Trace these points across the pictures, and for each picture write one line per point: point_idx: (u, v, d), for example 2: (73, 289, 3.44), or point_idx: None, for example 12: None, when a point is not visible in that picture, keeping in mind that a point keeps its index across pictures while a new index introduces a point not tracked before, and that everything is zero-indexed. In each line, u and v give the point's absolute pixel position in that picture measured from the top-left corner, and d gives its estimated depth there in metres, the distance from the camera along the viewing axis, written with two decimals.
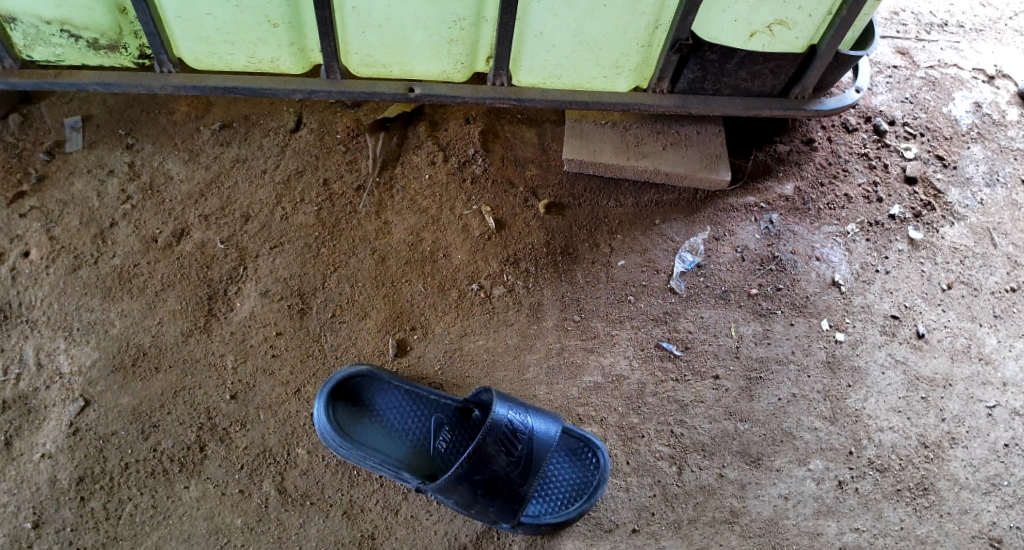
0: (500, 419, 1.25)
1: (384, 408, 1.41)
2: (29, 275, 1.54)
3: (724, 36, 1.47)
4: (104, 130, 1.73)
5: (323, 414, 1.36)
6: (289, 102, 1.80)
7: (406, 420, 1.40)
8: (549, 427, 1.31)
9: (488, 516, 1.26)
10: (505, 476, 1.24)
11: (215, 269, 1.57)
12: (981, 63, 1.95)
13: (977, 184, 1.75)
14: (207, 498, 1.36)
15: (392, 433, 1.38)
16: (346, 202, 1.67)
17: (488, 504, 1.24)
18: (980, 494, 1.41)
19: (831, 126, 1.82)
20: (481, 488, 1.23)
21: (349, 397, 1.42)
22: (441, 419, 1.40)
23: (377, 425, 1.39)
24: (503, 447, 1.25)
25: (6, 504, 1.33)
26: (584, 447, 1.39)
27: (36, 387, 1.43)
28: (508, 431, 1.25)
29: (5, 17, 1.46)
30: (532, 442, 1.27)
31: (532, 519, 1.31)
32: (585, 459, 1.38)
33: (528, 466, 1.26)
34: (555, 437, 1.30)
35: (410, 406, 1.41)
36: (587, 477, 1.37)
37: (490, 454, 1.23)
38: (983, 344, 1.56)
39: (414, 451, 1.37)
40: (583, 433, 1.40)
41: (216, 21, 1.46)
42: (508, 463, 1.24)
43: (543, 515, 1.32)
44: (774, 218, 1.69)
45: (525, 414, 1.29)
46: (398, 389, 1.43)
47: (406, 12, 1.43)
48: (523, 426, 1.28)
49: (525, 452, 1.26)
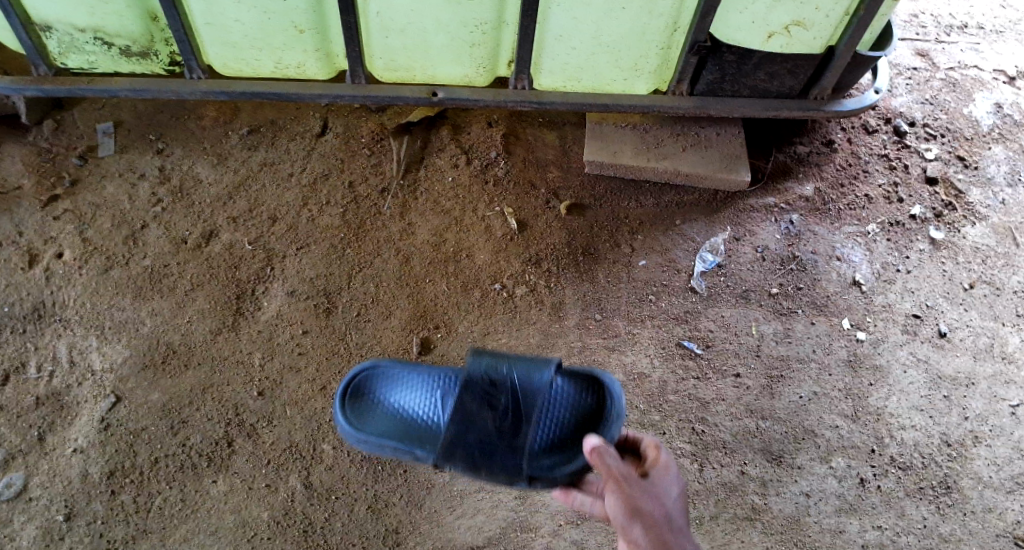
0: (473, 374, 1.16)
1: (395, 396, 1.24)
2: (63, 275, 1.58)
3: (742, 37, 1.49)
4: (135, 135, 1.78)
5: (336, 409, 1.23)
6: (314, 108, 1.84)
7: (417, 403, 1.22)
8: (534, 371, 1.15)
9: (496, 476, 1.09)
10: (493, 432, 1.11)
11: (243, 270, 1.61)
12: (1002, 64, 1.96)
13: (999, 184, 1.76)
14: (235, 492, 1.39)
15: (406, 415, 1.22)
16: (370, 204, 1.71)
17: (490, 464, 1.09)
18: (1006, 493, 1.41)
19: (851, 127, 1.83)
20: (475, 452, 1.10)
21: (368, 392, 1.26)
22: (447, 392, 1.21)
23: (390, 413, 1.22)
24: (484, 404, 1.13)
25: (39, 498, 1.36)
26: (589, 384, 1.19)
27: (69, 385, 1.47)
28: (483, 385, 1.14)
29: (41, 25, 1.51)
30: (514, 391, 1.13)
31: (548, 472, 1.10)
32: (593, 398, 1.17)
33: (516, 417, 1.11)
34: (542, 381, 1.13)
35: (430, 386, 1.24)
36: (603, 418, 1.14)
37: (472, 410, 1.13)
38: (1006, 343, 1.56)
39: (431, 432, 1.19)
40: (584, 369, 1.21)
41: (243, 27, 1.50)
42: (494, 417, 1.12)
43: (556, 466, 1.11)
44: (795, 219, 1.70)
45: (501, 365, 1.15)
46: (406, 374, 1.28)
47: (427, 17, 1.47)
48: (505, 376, 1.14)
49: (509, 403, 1.12)
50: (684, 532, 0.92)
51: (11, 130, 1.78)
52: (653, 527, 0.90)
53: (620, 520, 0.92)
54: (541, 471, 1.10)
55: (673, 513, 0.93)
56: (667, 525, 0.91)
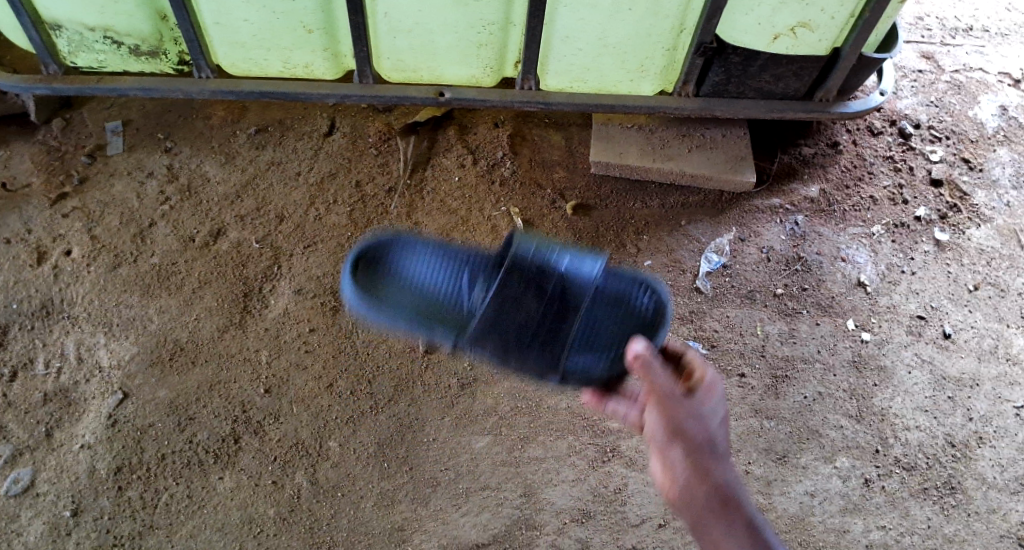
0: (521, 255, 1.10)
1: (415, 273, 1.21)
2: (71, 273, 1.59)
3: (748, 39, 1.50)
4: (143, 134, 1.79)
5: (348, 282, 1.20)
6: (322, 108, 1.86)
7: (441, 283, 1.20)
8: (584, 263, 1.12)
9: (529, 369, 1.12)
10: (532, 319, 1.09)
11: (251, 268, 1.62)
12: (1007, 67, 1.96)
13: (1004, 186, 1.76)
14: (241, 489, 1.39)
15: (423, 292, 1.19)
16: (377, 203, 1.71)
17: (524, 353, 1.10)
18: (1010, 494, 1.41)
19: (856, 130, 1.83)
20: (510, 337, 1.09)
21: (376, 261, 1.23)
22: (480, 275, 1.18)
23: (407, 291, 1.20)
24: (528, 288, 1.10)
25: (46, 493, 1.37)
26: (638, 285, 1.17)
27: (76, 382, 1.48)
28: (532, 268, 1.10)
29: (51, 24, 1.53)
30: (564, 280, 1.10)
31: (583, 372, 1.11)
32: (641, 299, 1.16)
33: (561, 308, 1.10)
34: (592, 276, 1.11)
35: (446, 263, 1.21)
36: (646, 322, 1.14)
37: (515, 296, 1.09)
38: (1011, 344, 1.56)
39: (449, 314, 1.16)
40: (632, 273, 1.19)
41: (251, 26, 1.51)
42: (539, 303, 1.09)
43: (592, 366, 1.12)
44: (800, 220, 1.70)
45: (554, 249, 1.12)
46: (431, 250, 1.24)
47: (435, 18, 1.48)
48: (552, 264, 1.11)
49: (557, 291, 1.10)
50: (728, 455, 0.91)
51: (21, 129, 1.79)
52: (692, 445, 0.89)
53: (659, 437, 0.92)
54: (577, 369, 1.11)
55: (717, 435, 0.92)
56: (707, 446, 0.90)
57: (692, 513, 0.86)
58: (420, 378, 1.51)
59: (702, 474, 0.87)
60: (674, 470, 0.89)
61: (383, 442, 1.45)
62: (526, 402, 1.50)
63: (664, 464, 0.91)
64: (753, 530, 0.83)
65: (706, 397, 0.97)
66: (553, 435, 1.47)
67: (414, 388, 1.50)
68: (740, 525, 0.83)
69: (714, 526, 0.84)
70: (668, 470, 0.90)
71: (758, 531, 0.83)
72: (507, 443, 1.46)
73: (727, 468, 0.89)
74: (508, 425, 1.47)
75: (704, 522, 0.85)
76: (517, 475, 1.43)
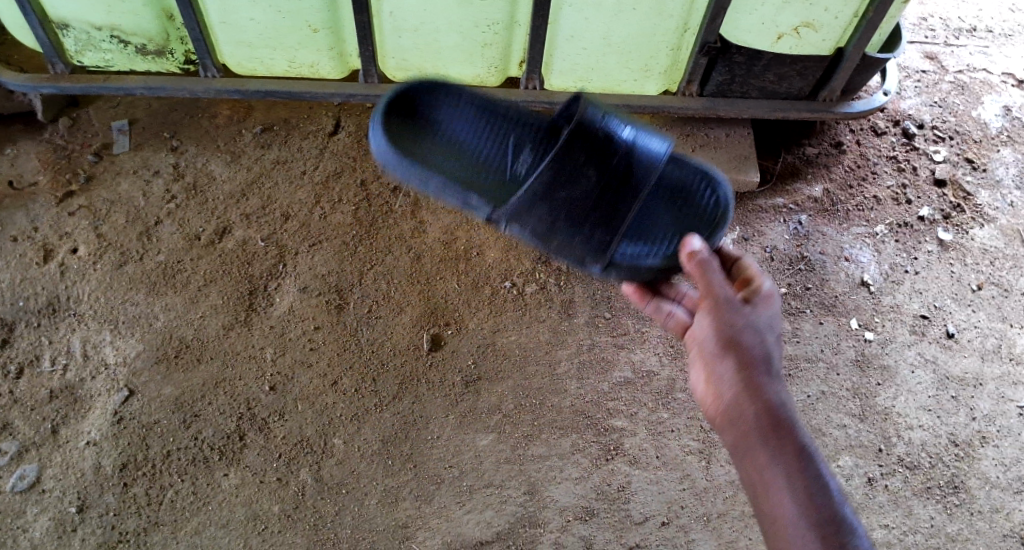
0: (591, 121, 1.15)
1: (456, 126, 1.30)
2: (77, 271, 1.60)
3: (752, 39, 1.51)
4: (149, 133, 1.80)
5: (378, 131, 1.21)
6: (327, 107, 1.86)
7: (480, 138, 1.29)
8: (649, 141, 1.18)
9: (574, 254, 1.14)
10: (591, 199, 1.13)
11: (256, 266, 1.63)
12: (1010, 68, 1.97)
13: (1007, 186, 1.77)
14: (246, 485, 1.40)
15: (461, 150, 1.27)
16: (382, 202, 1.73)
17: (572, 234, 1.13)
18: (1013, 493, 1.42)
19: (860, 130, 1.84)
20: (562, 210, 1.12)
21: (407, 115, 1.28)
22: (523, 138, 1.30)
23: (444, 141, 1.28)
24: (592, 158, 1.14)
25: (52, 490, 1.38)
26: (700, 178, 1.26)
27: (82, 378, 1.49)
28: (601, 136, 1.15)
29: (58, 23, 1.53)
30: (630, 155, 1.16)
31: (632, 261, 1.16)
32: (703, 193, 1.25)
33: (622, 181, 1.15)
34: (658, 154, 1.17)
35: (481, 125, 1.31)
36: (705, 214, 1.23)
37: (578, 165, 1.13)
38: (1014, 344, 1.57)
39: (486, 168, 1.25)
40: (698, 164, 1.27)
41: (257, 25, 1.52)
42: (601, 175, 1.14)
43: (640, 257, 1.17)
44: (803, 219, 1.70)
45: (621, 121, 1.18)
46: (472, 105, 1.32)
47: (440, 17, 1.49)
48: (618, 137, 1.16)
49: (621, 164, 1.15)
50: (780, 374, 0.95)
51: (28, 128, 1.80)
52: (746, 357, 0.95)
53: (710, 349, 0.97)
54: (626, 257, 1.16)
55: (770, 352, 0.96)
56: (761, 361, 0.94)
57: (738, 430, 0.91)
58: (424, 376, 1.52)
59: (750, 390, 0.92)
60: (723, 383, 0.95)
61: (387, 439, 1.45)
62: (530, 400, 1.50)
63: (713, 376, 0.96)
64: (797, 450, 0.87)
65: (763, 311, 1.01)
66: (557, 432, 1.47)
67: (418, 386, 1.50)
68: (788, 445, 0.87)
69: (758, 443, 0.88)
70: (717, 383, 0.95)
71: (803, 452, 0.87)
72: (511, 441, 1.46)
73: (776, 386, 0.93)
74: (512, 423, 1.48)
75: (749, 439, 0.89)
76: (520, 472, 1.43)
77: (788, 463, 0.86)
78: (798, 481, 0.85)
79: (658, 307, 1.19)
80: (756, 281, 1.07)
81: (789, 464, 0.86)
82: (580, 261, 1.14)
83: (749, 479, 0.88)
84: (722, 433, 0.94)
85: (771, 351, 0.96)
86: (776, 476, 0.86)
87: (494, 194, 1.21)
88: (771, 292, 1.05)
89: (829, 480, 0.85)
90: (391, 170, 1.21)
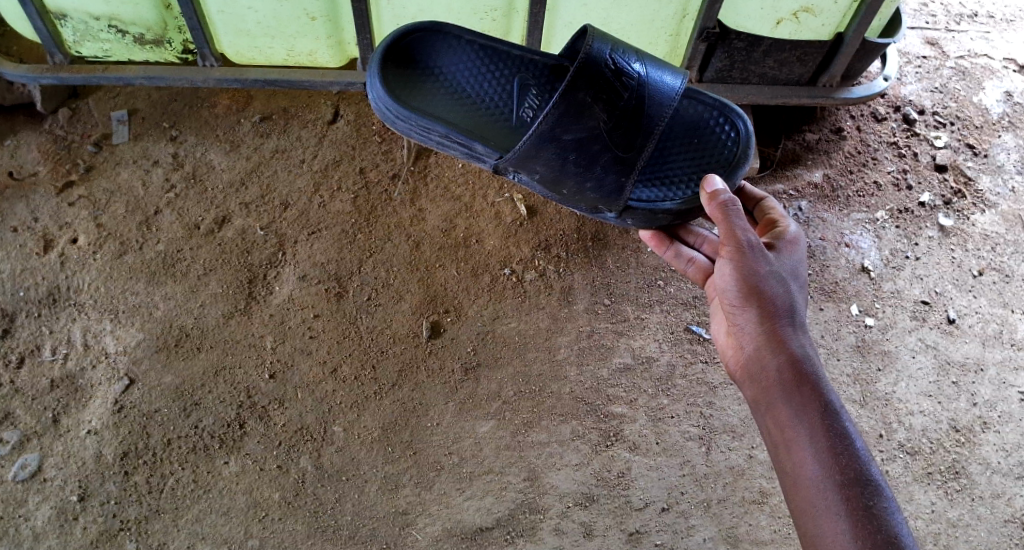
0: (602, 57, 1.12)
1: (455, 69, 1.28)
2: (78, 260, 1.60)
3: (752, 25, 1.52)
4: (149, 122, 1.79)
5: (377, 79, 1.20)
6: (326, 96, 1.86)
7: (479, 82, 1.28)
8: (660, 77, 1.19)
9: (586, 201, 1.22)
10: (602, 139, 1.15)
11: (256, 254, 1.63)
12: (1012, 53, 1.96)
13: (1009, 172, 1.76)
14: (246, 473, 1.40)
15: (463, 96, 1.26)
16: (381, 190, 1.72)
17: (583, 181, 1.18)
18: (1014, 479, 1.42)
19: (860, 115, 1.83)
20: (571, 152, 1.15)
21: (405, 62, 1.26)
22: (525, 80, 1.28)
23: (444, 85, 1.26)
24: (603, 95, 1.13)
25: (53, 478, 1.38)
26: (716, 116, 1.27)
27: (83, 368, 1.49)
28: (611, 72, 1.13)
29: (56, 13, 1.52)
30: (641, 91, 1.16)
31: (647, 206, 1.21)
32: (719, 131, 1.26)
33: (634, 119, 1.16)
34: (671, 89, 1.19)
35: (482, 66, 1.29)
36: (726, 150, 1.25)
37: (586, 103, 1.12)
38: (1015, 329, 1.57)
39: (488, 115, 1.25)
40: (714, 100, 1.28)
41: (257, 14, 1.52)
42: (613, 111, 1.14)
43: (656, 200, 1.21)
44: (803, 206, 1.69)
45: (629, 55, 1.16)
46: (471, 45, 1.29)
47: (437, 3, 1.49)
48: (628, 71, 1.15)
49: (632, 100, 1.16)
50: (800, 322, 1.05)
51: (27, 119, 1.79)
52: (769, 305, 1.04)
53: (733, 300, 1.07)
54: (641, 201, 1.21)
55: (790, 299, 1.05)
56: (784, 312, 1.04)
57: (759, 381, 1.02)
58: (424, 363, 1.52)
59: (770, 343, 1.02)
60: (745, 335, 1.05)
61: (387, 426, 1.45)
62: (530, 387, 1.50)
63: (737, 326, 1.06)
64: (816, 401, 0.97)
65: (782, 259, 1.10)
66: (556, 419, 1.47)
67: (416, 373, 1.50)
68: (808, 395, 0.98)
69: (778, 394, 0.99)
70: (739, 334, 1.06)
71: (821, 402, 0.97)
72: (510, 428, 1.46)
73: (797, 336, 1.03)
74: (512, 410, 1.48)
75: (769, 388, 1.01)
76: (520, 458, 1.43)
77: (807, 414, 0.97)
78: (821, 431, 0.95)
79: (677, 254, 1.31)
80: (778, 227, 1.17)
81: (807, 412, 0.97)
82: (593, 210, 1.23)
83: (770, 425, 1.00)
84: (744, 380, 1.05)
85: (795, 300, 1.05)
86: (795, 425, 0.97)
87: (499, 144, 1.23)
88: (792, 236, 1.15)
89: (846, 426, 0.96)
90: (393, 124, 1.22)
